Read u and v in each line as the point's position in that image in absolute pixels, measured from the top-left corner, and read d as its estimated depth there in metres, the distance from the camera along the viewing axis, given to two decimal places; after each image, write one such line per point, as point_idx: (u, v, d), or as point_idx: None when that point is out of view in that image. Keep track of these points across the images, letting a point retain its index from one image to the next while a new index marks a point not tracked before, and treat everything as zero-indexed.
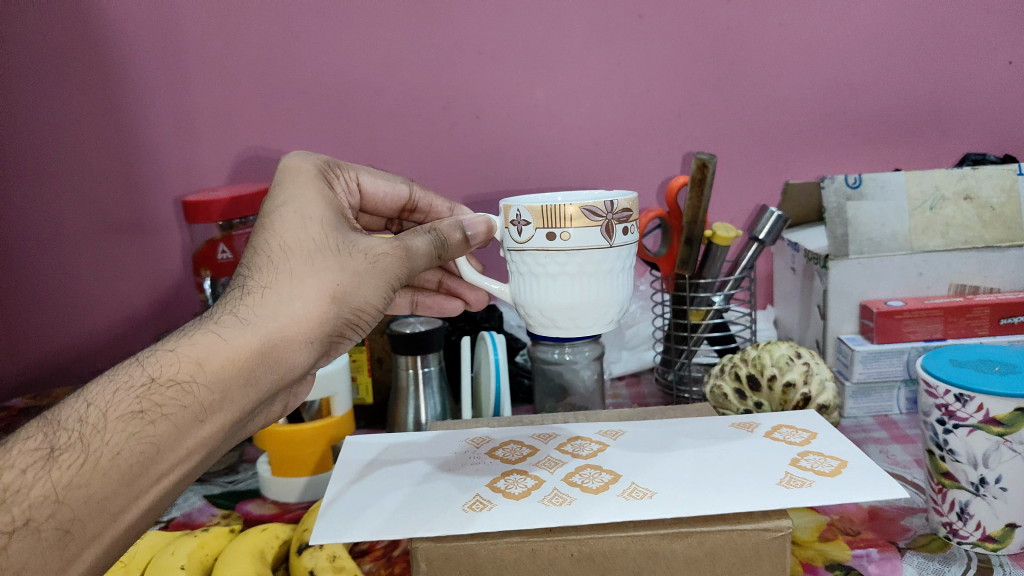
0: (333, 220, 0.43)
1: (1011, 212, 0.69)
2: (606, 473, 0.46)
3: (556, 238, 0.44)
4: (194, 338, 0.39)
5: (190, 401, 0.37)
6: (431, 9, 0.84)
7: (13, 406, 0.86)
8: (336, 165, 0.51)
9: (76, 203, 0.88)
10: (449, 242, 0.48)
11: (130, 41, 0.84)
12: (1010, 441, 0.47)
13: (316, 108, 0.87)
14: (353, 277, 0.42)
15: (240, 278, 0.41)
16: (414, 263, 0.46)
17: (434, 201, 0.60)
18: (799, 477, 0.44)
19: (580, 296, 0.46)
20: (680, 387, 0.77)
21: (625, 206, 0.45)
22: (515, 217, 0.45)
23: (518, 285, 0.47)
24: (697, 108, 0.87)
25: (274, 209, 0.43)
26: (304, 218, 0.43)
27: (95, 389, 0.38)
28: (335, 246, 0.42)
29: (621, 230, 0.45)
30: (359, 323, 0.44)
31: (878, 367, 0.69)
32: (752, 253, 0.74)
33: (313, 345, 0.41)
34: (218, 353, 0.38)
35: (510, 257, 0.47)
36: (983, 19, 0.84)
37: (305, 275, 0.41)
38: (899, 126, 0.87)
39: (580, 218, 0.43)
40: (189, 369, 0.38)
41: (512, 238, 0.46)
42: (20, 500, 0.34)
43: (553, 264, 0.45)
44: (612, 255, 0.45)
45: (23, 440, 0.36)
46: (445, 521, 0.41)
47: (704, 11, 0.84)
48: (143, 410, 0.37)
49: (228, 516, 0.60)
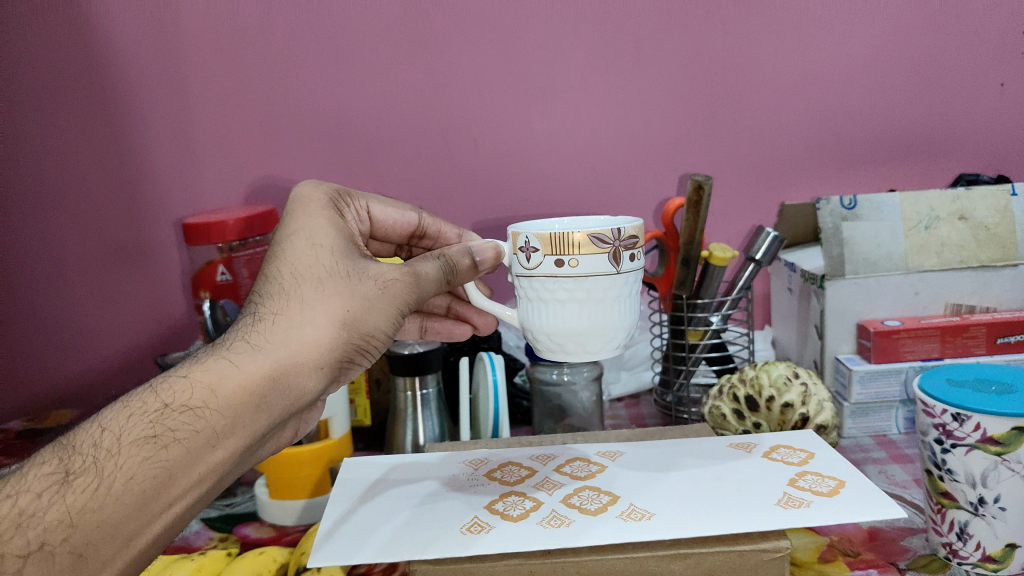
0: (343, 247, 0.44)
1: (1005, 232, 0.70)
2: (606, 494, 0.46)
3: (564, 264, 0.44)
4: (208, 364, 0.40)
5: (202, 426, 0.38)
6: (429, 35, 0.85)
7: (10, 429, 0.86)
8: (347, 194, 0.52)
9: (74, 226, 0.88)
10: (458, 267, 0.48)
11: (130, 67, 0.84)
12: (1008, 460, 0.47)
13: (314, 131, 0.87)
14: (363, 302, 0.43)
15: (252, 305, 0.42)
16: (423, 288, 0.46)
17: (442, 227, 0.60)
18: (797, 497, 0.44)
19: (588, 322, 0.46)
20: (680, 408, 0.77)
21: (633, 233, 0.45)
22: (524, 243, 0.45)
23: (527, 310, 0.48)
24: (693, 130, 0.88)
25: (286, 237, 0.44)
26: (315, 246, 0.43)
27: (110, 414, 0.39)
28: (345, 272, 0.43)
29: (629, 257, 0.45)
30: (369, 348, 0.44)
31: (876, 387, 0.69)
32: (749, 273, 0.74)
33: (324, 370, 0.42)
34: (230, 379, 0.39)
35: (519, 282, 0.47)
36: (976, 40, 0.84)
37: (316, 301, 0.41)
38: (894, 147, 0.88)
39: (588, 245, 0.44)
40: (201, 395, 0.38)
41: (520, 264, 0.46)
42: (35, 524, 0.35)
43: (561, 290, 0.45)
44: (619, 281, 0.45)
45: (40, 464, 0.37)
46: (444, 544, 0.41)
47: (699, 35, 0.85)
48: (156, 435, 0.37)
49: (225, 540, 0.60)
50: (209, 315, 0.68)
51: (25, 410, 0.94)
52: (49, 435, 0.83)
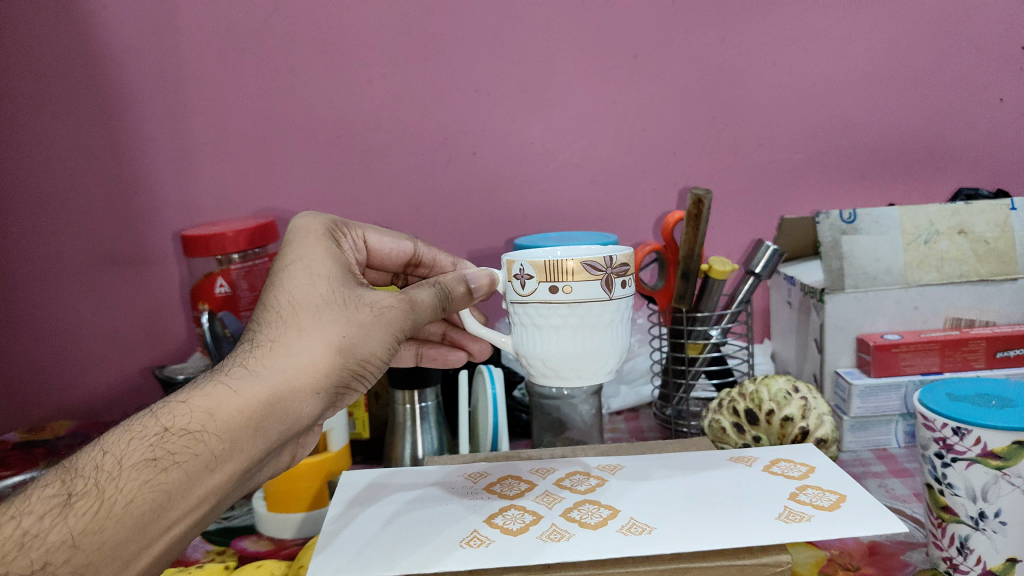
0: (340, 275, 0.44)
1: (1005, 247, 0.70)
2: (605, 508, 0.46)
3: (558, 291, 0.45)
4: (207, 390, 0.40)
5: (201, 450, 0.38)
6: (430, 47, 0.85)
7: (6, 440, 0.86)
8: (343, 225, 0.52)
9: (74, 237, 0.88)
10: (454, 294, 0.48)
11: (131, 78, 0.85)
12: (1009, 475, 0.47)
13: (314, 143, 0.87)
14: (359, 328, 0.43)
15: (250, 333, 0.42)
16: (419, 316, 0.46)
17: (437, 255, 0.60)
18: (797, 511, 0.43)
19: (582, 346, 0.46)
20: (678, 422, 0.76)
21: (624, 260, 0.45)
22: (518, 271, 0.46)
23: (520, 335, 0.48)
24: (692, 143, 0.88)
25: (284, 266, 0.44)
26: (312, 275, 0.44)
27: (111, 439, 0.39)
28: (342, 299, 0.43)
29: (620, 283, 0.45)
30: (365, 373, 0.44)
31: (875, 402, 0.69)
32: (749, 287, 0.74)
33: (321, 396, 0.42)
34: (229, 404, 0.39)
35: (513, 309, 0.47)
36: (974, 56, 0.85)
37: (312, 328, 0.41)
38: (893, 161, 0.88)
39: (580, 271, 0.44)
40: (200, 419, 0.39)
41: (514, 291, 0.46)
42: (38, 544, 0.35)
43: (555, 316, 0.45)
44: (611, 307, 0.46)
45: (42, 488, 0.37)
46: (440, 559, 0.41)
47: (699, 49, 0.85)
48: (156, 458, 0.37)
49: (222, 553, 0.59)
50: (208, 328, 0.66)
51: (23, 421, 0.94)
52: (46, 447, 0.83)
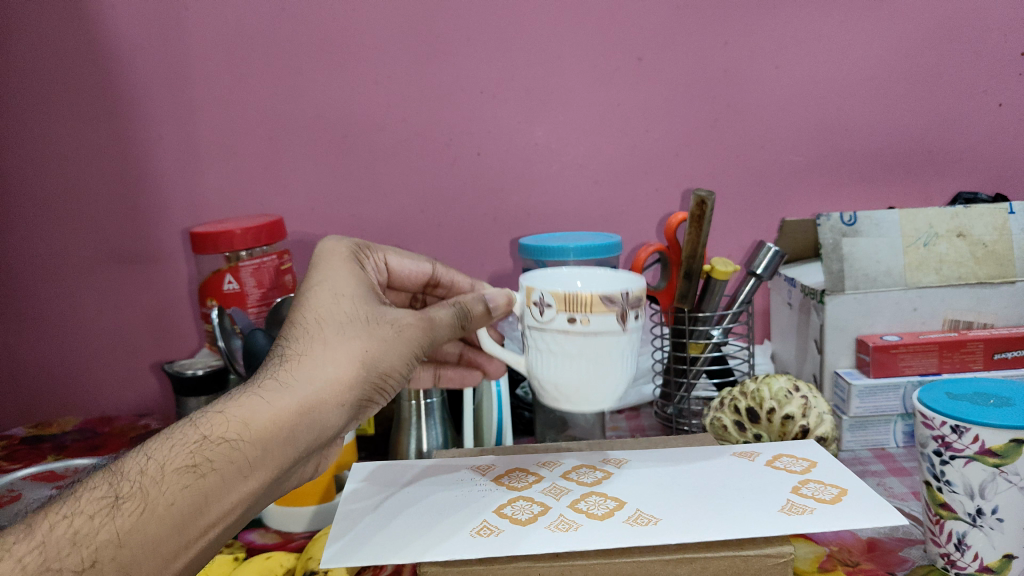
0: (363, 296, 0.46)
1: (1003, 250, 0.71)
2: (612, 500, 0.47)
3: (575, 322, 0.45)
4: (242, 400, 0.40)
5: (237, 457, 0.39)
6: (436, 49, 0.86)
7: (14, 434, 0.87)
8: (365, 248, 0.54)
9: (85, 235, 0.89)
10: (473, 312, 0.50)
11: (138, 75, 0.85)
12: (1006, 472, 0.48)
13: (320, 143, 0.88)
14: (381, 344, 0.44)
15: (278, 347, 0.43)
16: (434, 333, 0.48)
17: (456, 277, 0.61)
18: (800, 504, 0.44)
19: (594, 375, 0.47)
20: (680, 420, 0.77)
21: (639, 293, 0.46)
22: (538, 299, 0.47)
23: (535, 358, 0.49)
24: (694, 147, 0.89)
25: (310, 287, 0.46)
26: (337, 294, 0.45)
27: (153, 445, 0.40)
28: (365, 317, 0.45)
29: (634, 316, 0.46)
30: (385, 388, 0.46)
31: (874, 401, 0.70)
32: (750, 287, 0.75)
33: (346, 408, 0.43)
34: (263, 412, 0.40)
35: (530, 333, 0.48)
36: (973, 62, 0.86)
37: (338, 343, 0.43)
38: (892, 165, 0.89)
39: (598, 305, 0.45)
40: (236, 428, 0.39)
41: (533, 317, 0.47)
42: (88, 542, 0.35)
43: (571, 345, 0.46)
44: (625, 339, 0.46)
45: (90, 489, 0.38)
46: (454, 544, 0.42)
47: (702, 52, 0.86)
48: (196, 464, 0.38)
49: (231, 545, 0.60)
50: (217, 322, 0.66)
51: (32, 414, 0.95)
52: (53, 441, 0.84)
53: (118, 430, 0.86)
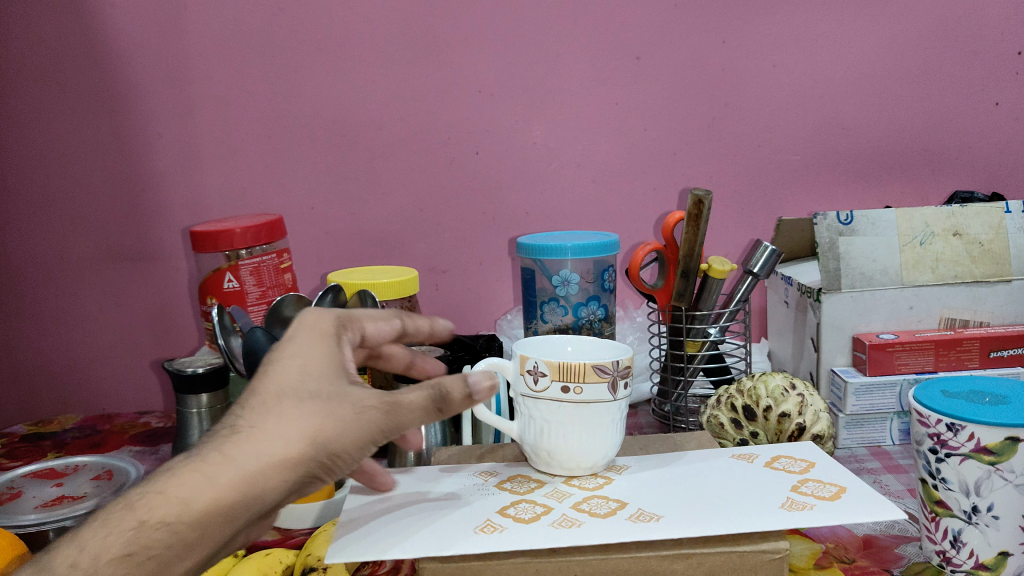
0: (332, 371, 0.41)
1: (999, 249, 0.71)
2: (614, 500, 0.47)
3: (570, 391, 0.49)
4: (181, 478, 0.38)
5: (174, 541, 0.37)
6: (435, 48, 0.86)
7: (14, 432, 0.87)
8: (350, 320, 0.48)
9: (84, 233, 0.90)
10: (452, 395, 0.42)
11: (137, 74, 0.85)
12: (1001, 470, 0.48)
13: (318, 142, 0.88)
14: (337, 423, 0.39)
15: (232, 416, 0.40)
16: (404, 417, 0.41)
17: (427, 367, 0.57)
18: (800, 500, 0.45)
19: (587, 443, 0.50)
20: (677, 418, 0.77)
21: (628, 363, 0.50)
22: (532, 367, 0.50)
23: (527, 427, 0.52)
24: (692, 145, 0.89)
25: (278, 358, 0.41)
26: (302, 368, 0.41)
27: (90, 528, 0.38)
28: (325, 393, 0.40)
29: (623, 385, 0.50)
30: (344, 466, 0.40)
31: (869, 399, 0.71)
32: (747, 286, 0.75)
33: (293, 484, 0.39)
34: (202, 494, 0.37)
35: (522, 401, 0.52)
36: (970, 61, 0.86)
37: (289, 418, 0.39)
38: (889, 164, 0.90)
39: (591, 373, 0.49)
40: (173, 511, 0.37)
41: (526, 384, 0.51)
42: None
43: (563, 414, 0.50)
44: (614, 408, 0.50)
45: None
46: (452, 539, 0.42)
47: (701, 51, 0.86)
48: (131, 553, 0.37)
49: None
50: (216, 320, 0.66)
51: (31, 412, 0.95)
52: (53, 439, 0.84)
53: (118, 428, 0.87)
